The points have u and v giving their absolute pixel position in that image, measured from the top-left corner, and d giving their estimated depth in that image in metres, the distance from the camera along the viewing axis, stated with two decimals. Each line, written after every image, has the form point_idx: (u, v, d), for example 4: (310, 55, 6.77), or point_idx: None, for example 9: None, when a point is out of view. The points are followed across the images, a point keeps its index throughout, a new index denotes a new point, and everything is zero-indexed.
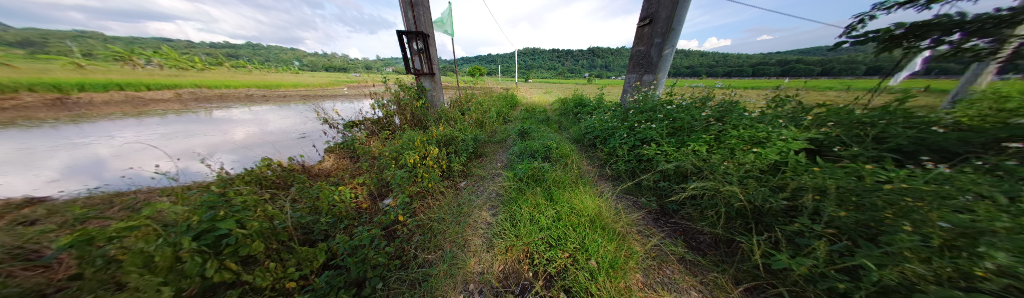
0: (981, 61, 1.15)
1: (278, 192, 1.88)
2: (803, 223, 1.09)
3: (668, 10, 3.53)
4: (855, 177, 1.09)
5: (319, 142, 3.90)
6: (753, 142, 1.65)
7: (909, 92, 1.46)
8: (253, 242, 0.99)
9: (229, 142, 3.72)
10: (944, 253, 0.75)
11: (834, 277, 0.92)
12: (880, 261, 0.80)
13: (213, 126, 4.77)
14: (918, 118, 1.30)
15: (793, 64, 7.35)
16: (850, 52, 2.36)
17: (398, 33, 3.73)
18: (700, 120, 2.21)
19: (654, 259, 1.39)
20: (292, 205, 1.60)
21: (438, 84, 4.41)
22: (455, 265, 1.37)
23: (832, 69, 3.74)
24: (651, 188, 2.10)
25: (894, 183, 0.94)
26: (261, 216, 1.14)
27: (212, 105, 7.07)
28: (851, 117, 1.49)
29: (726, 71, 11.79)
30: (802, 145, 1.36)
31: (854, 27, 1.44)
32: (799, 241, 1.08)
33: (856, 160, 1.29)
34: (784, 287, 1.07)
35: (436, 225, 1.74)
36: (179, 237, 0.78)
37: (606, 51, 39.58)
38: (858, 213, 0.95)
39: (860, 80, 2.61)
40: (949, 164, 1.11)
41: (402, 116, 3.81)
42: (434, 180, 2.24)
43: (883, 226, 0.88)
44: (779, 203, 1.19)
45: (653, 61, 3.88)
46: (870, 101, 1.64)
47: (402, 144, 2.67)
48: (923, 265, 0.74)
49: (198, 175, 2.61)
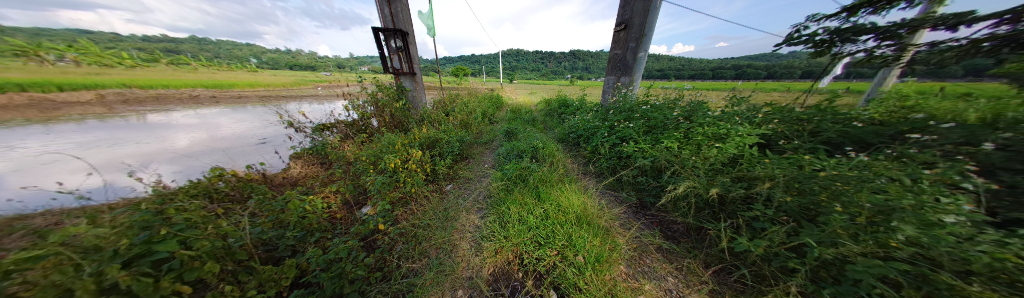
0: (887, 66, 1.42)
1: (232, 206, 1.64)
2: (759, 209, 1.23)
3: (640, 17, 3.78)
4: (797, 167, 1.26)
5: (282, 148, 3.51)
6: (715, 138, 1.83)
7: (834, 92, 1.73)
8: (203, 263, 0.86)
9: (168, 150, 3.18)
10: (868, 229, 0.89)
11: (785, 254, 1.05)
12: (820, 239, 0.93)
13: (149, 132, 4.07)
14: (842, 115, 1.54)
15: (747, 68, 8.31)
16: (789, 59, 2.72)
17: (374, 30, 3.52)
18: (671, 119, 2.38)
19: (635, 250, 1.46)
20: (250, 220, 1.41)
21: (420, 84, 4.24)
22: (441, 272, 1.31)
23: (777, 73, 4.32)
24: (630, 183, 2.19)
25: (827, 171, 1.10)
26: (212, 234, 0.99)
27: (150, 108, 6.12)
28: (793, 114, 1.72)
29: (691, 74, 13.02)
30: (755, 139, 1.55)
31: (791, 36, 1.68)
32: (757, 225, 1.21)
33: (798, 152, 1.49)
34: (746, 267, 1.21)
35: (421, 232, 1.66)
36: (109, 264, 0.65)
37: (585, 54, 41.40)
38: (801, 198, 1.10)
39: (798, 82, 3.02)
40: (867, 153, 1.32)
41: (381, 117, 3.58)
42: (417, 184, 2.13)
43: (820, 208, 1.03)
44: (738, 192, 1.34)
45: (629, 64, 4.11)
46: (806, 100, 1.91)
47: (382, 147, 2.52)
48: (851, 240, 0.88)
49: (126, 191, 2.20)
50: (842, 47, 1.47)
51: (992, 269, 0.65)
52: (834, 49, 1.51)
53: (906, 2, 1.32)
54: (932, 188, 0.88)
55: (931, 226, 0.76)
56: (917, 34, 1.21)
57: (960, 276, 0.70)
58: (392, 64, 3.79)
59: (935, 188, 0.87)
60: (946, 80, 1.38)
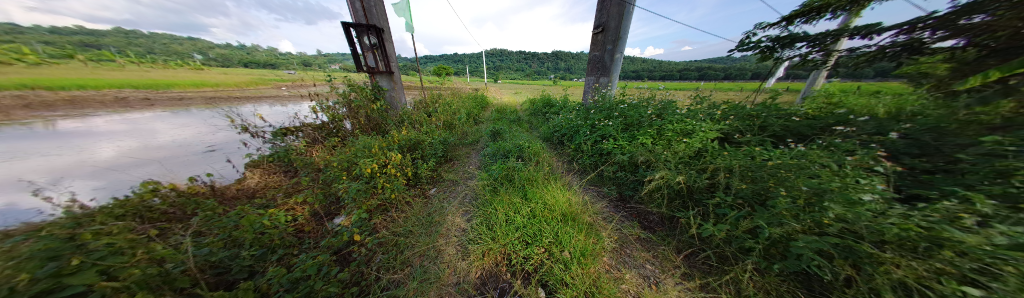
0: (816, 69, 1.67)
1: (171, 226, 1.39)
2: (721, 197, 1.36)
3: (615, 20, 3.98)
4: (749, 157, 1.42)
5: (235, 155, 3.09)
6: (683, 133, 1.99)
7: (776, 92, 1.98)
8: (133, 296, 0.71)
9: (79, 160, 2.61)
10: (806, 209, 1.02)
11: (743, 236, 1.17)
12: (771, 220, 1.05)
13: (43, 133, 3.25)
14: (783, 111, 1.76)
15: (709, 70, 9.24)
16: (741, 62, 3.07)
17: (345, 26, 3.26)
18: (646, 117, 2.53)
19: (617, 241, 1.53)
20: (194, 240, 1.21)
21: (398, 84, 4.02)
22: (426, 281, 1.25)
23: (732, 74, 4.85)
24: (611, 178, 2.29)
25: (773, 160, 1.25)
26: (143, 260, 0.83)
27: (78, 105, 4.46)
28: (745, 110, 1.93)
29: (663, 75, 14.10)
30: (715, 134, 1.71)
31: (742, 42, 1.88)
32: (720, 211, 1.34)
33: (751, 144, 1.68)
34: (712, 250, 1.32)
35: (403, 240, 1.57)
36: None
37: (566, 55, 42.67)
38: (754, 185, 1.24)
39: (749, 82, 3.42)
40: (804, 143, 1.53)
41: (355, 119, 3.32)
42: (398, 190, 2.02)
43: (769, 193, 1.17)
44: (703, 183, 1.47)
45: (607, 65, 4.31)
46: (755, 98, 2.16)
47: (356, 151, 2.34)
48: (794, 220, 1.00)
49: (19, 214, 1.75)
50: (782, 52, 1.68)
51: (898, 238, 0.78)
52: (776, 54, 1.72)
53: (829, 14, 1.55)
54: (851, 171, 1.04)
55: (853, 204, 0.91)
56: (840, 42, 1.42)
57: (876, 245, 0.84)
58: (366, 62, 3.54)
59: (853, 172, 1.04)
60: (860, 81, 1.64)
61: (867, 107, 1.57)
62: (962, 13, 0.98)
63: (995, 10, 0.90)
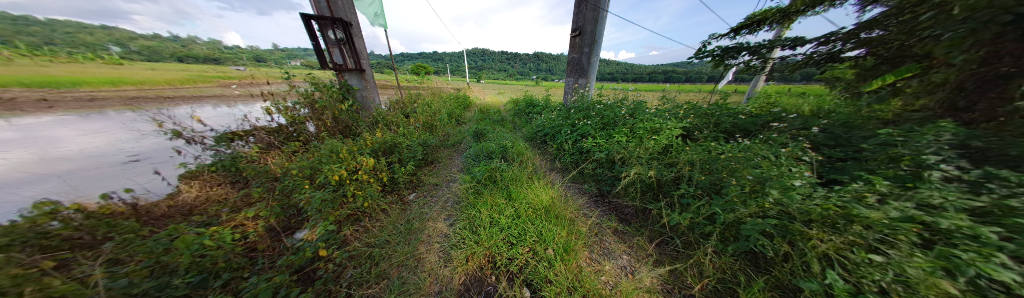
0: (757, 73, 1.92)
1: (75, 255, 1.13)
2: (685, 188, 1.50)
3: (591, 24, 4.16)
4: (707, 151, 1.58)
5: (168, 166, 2.61)
6: (652, 131, 2.16)
7: (727, 93, 2.24)
8: None
9: None
10: (753, 195, 1.17)
11: (703, 223, 1.30)
12: (726, 207, 1.19)
13: None
14: (733, 110, 1.99)
15: (674, 74, 10.18)
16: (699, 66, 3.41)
17: (305, 18, 2.95)
18: (620, 116, 2.70)
19: (597, 235, 1.60)
20: (109, 270, 1.00)
21: (371, 83, 3.76)
22: (405, 292, 1.18)
23: (693, 77, 5.37)
24: (591, 175, 2.39)
25: (726, 153, 1.41)
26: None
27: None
28: (703, 109, 2.15)
29: (635, 77, 15.14)
30: (679, 131, 1.88)
31: (699, 49, 2.09)
32: (684, 201, 1.47)
33: (709, 140, 1.87)
34: (679, 238, 1.44)
35: (378, 251, 1.46)
36: None
37: (547, 56, 43.71)
38: (712, 176, 1.39)
39: (705, 84, 3.82)
40: (749, 138, 1.75)
41: (320, 121, 3.02)
42: (372, 197, 1.88)
43: (724, 182, 1.31)
44: (669, 176, 1.60)
45: (584, 67, 4.49)
46: (711, 98, 2.42)
47: (323, 156, 2.12)
48: (744, 205, 1.14)
49: None
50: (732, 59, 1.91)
51: (821, 216, 0.93)
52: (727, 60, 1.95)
53: (766, 27, 1.80)
54: (785, 161, 1.22)
55: (787, 189, 1.06)
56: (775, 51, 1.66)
57: (805, 223, 0.99)
58: (332, 58, 3.24)
59: (786, 161, 1.22)
60: (790, 83, 1.92)
61: (795, 106, 1.85)
62: (864, 29, 1.28)
63: (887, 26, 1.20)
